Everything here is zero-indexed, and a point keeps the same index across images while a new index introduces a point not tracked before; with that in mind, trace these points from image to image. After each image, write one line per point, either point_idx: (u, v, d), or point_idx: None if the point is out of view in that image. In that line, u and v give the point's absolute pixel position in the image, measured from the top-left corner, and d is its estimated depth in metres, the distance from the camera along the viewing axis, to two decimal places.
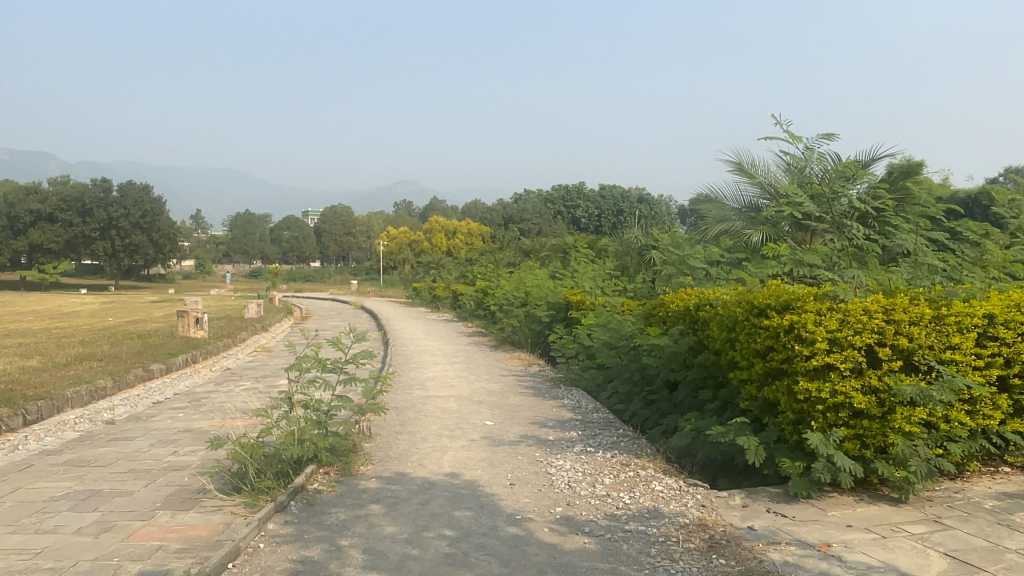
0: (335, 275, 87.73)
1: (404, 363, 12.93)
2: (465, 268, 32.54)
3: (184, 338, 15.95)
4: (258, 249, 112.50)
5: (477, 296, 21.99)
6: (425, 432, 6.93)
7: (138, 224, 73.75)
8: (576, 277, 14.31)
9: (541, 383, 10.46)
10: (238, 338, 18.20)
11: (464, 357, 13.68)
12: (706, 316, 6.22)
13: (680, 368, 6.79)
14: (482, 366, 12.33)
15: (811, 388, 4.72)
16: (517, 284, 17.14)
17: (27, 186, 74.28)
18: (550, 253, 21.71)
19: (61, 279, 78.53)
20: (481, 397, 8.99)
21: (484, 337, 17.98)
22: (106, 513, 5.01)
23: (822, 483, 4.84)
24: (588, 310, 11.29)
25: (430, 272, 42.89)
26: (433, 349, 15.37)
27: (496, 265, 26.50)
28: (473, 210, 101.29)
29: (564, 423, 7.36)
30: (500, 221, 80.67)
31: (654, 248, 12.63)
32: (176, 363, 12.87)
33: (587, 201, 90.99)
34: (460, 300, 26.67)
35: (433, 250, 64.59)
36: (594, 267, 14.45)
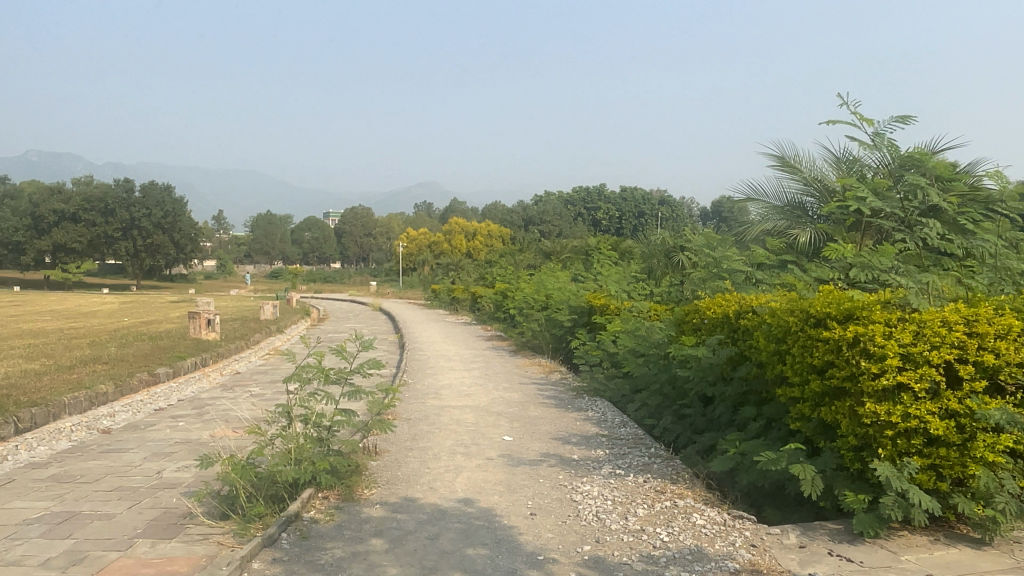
0: (355, 276, 87.70)
1: (420, 369, 12.40)
2: (484, 270, 32.05)
3: (195, 340, 15.55)
4: (278, 250, 112.95)
5: (496, 298, 21.43)
6: (438, 449, 6.35)
7: (160, 224, 74.16)
8: (600, 280, 13.72)
9: (563, 393, 9.88)
10: (251, 341, 17.79)
11: (483, 363, 13.14)
12: (750, 325, 5.61)
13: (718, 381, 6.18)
14: (501, 373, 11.75)
15: (880, 411, 4.10)
16: (537, 287, 16.56)
17: (51, 186, 74.98)
18: (572, 254, 21.11)
19: (84, 279, 79.13)
20: (499, 408, 8.42)
21: (503, 341, 17.41)
22: (80, 541, 4.49)
23: (890, 520, 4.20)
24: (613, 315, 10.70)
25: (449, 274, 42.49)
26: (450, 354, 14.82)
27: (515, 267, 25.94)
28: (493, 212, 100.93)
29: (589, 439, 6.75)
30: (520, 222, 80.17)
31: (682, 250, 12.01)
32: (184, 367, 12.44)
33: (608, 203, 90.20)
34: (479, 302, 26.15)
35: (452, 251, 64.20)
36: (619, 270, 13.84)
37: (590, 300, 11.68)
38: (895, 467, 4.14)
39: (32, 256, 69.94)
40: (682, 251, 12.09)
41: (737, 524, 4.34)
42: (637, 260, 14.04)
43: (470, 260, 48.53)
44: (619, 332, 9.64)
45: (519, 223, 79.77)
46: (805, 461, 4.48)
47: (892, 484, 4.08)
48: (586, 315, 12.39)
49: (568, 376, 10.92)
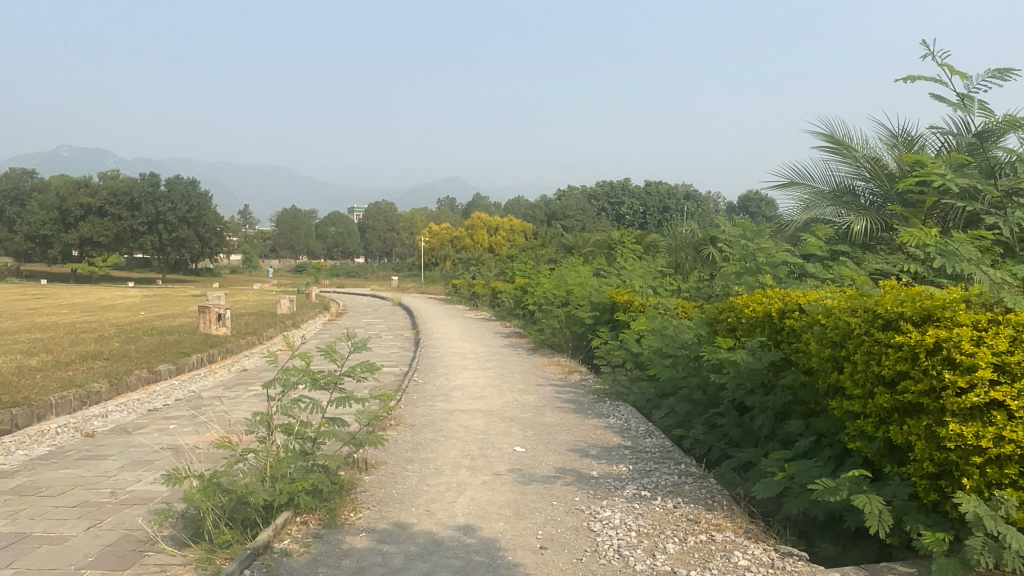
0: (378, 271, 87.62)
1: (432, 368, 11.77)
2: (505, 265, 31.42)
3: (204, 335, 15.07)
4: (302, 244, 113.28)
5: (515, 294, 20.75)
6: (441, 461, 5.68)
7: (184, 219, 74.48)
8: (623, 274, 12.97)
9: (583, 396, 9.18)
10: (263, 336, 17.29)
11: (499, 361, 12.48)
12: (798, 327, 4.87)
13: (759, 390, 5.45)
14: (517, 373, 11.06)
15: (968, 434, 3.36)
16: (558, 283, 15.84)
17: (79, 180, 75.66)
18: (594, 248, 20.36)
19: (111, 272, 79.84)
20: (513, 413, 7.74)
21: (522, 338, 16.74)
22: (19, 572, 3.89)
23: (977, 565, 3.45)
24: (637, 312, 9.96)
25: (470, 269, 41.92)
26: (466, 351, 14.17)
27: (536, 262, 25.23)
28: (516, 207, 100.25)
29: (610, 451, 6.04)
30: (543, 217, 79.43)
31: (712, 243, 11.23)
32: (188, 363, 11.94)
33: (632, 197, 89.12)
34: (498, 297, 25.51)
35: (475, 246, 63.64)
36: (644, 264, 13.09)
37: (613, 297, 10.94)
38: (985, 503, 3.39)
39: (59, 250, 70.61)
40: (712, 244, 11.32)
41: (787, 566, 3.61)
42: (662, 254, 13.27)
43: (492, 255, 47.93)
44: (644, 331, 8.91)
45: (542, 218, 79.03)
46: (870, 491, 3.73)
47: (983, 525, 3.32)
48: (609, 312, 11.66)
49: (589, 377, 10.20)
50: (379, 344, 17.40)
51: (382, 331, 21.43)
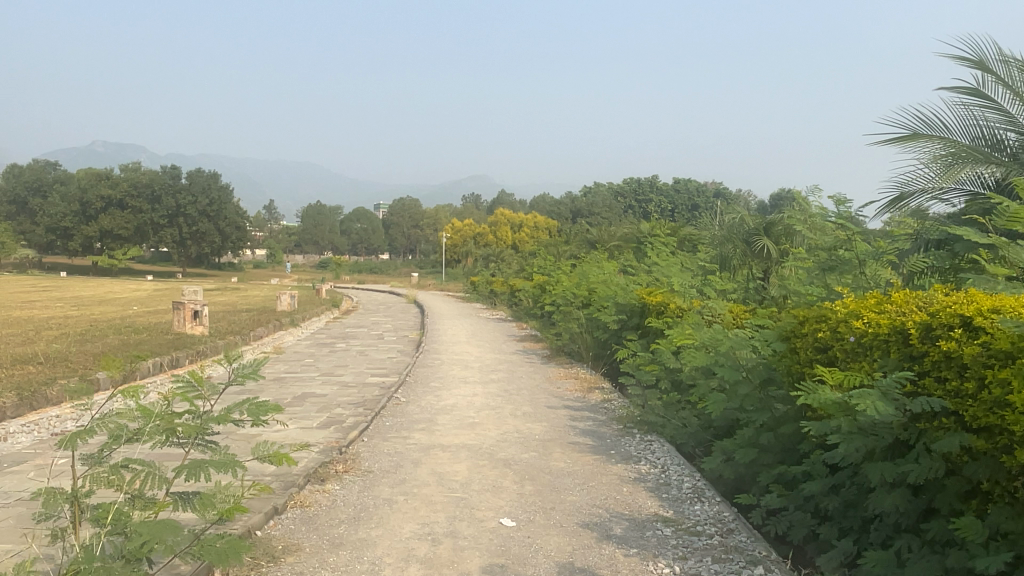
0: (400, 267, 86.34)
1: (424, 381, 9.85)
2: (525, 261, 29.52)
3: (176, 335, 13.32)
4: (325, 240, 112.49)
5: (533, 292, 18.76)
6: (384, 548, 3.73)
7: (205, 212, 73.85)
8: (655, 272, 11.00)
9: (605, 423, 7.19)
10: (250, 337, 15.54)
11: (506, 372, 10.55)
12: (976, 358, 2.92)
13: (883, 453, 3.44)
14: (526, 388, 9.09)
15: None
16: (579, 280, 13.86)
17: (100, 172, 75.23)
18: (621, 242, 18.33)
19: (132, 266, 79.47)
20: (509, 453, 5.76)
21: (538, 343, 14.76)
22: None
23: None
24: (676, 317, 8.00)
25: (490, 266, 40.11)
26: (471, 358, 12.25)
27: (557, 259, 23.24)
28: (540, 204, 98.56)
29: (642, 530, 4.04)
30: (568, 214, 77.61)
31: (766, 235, 9.22)
32: (138, 370, 10.14)
33: (660, 195, 86.78)
34: (516, 295, 23.52)
35: (498, 243, 61.91)
36: (680, 260, 11.11)
37: (646, 299, 8.94)
38: None
39: (80, 242, 70.18)
40: (767, 235, 9.25)
41: None
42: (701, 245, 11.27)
43: (513, 252, 46.09)
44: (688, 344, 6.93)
45: (567, 216, 77.17)
46: None
47: None
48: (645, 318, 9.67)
49: (616, 397, 8.21)
50: (378, 346, 15.53)
51: (385, 331, 19.59)
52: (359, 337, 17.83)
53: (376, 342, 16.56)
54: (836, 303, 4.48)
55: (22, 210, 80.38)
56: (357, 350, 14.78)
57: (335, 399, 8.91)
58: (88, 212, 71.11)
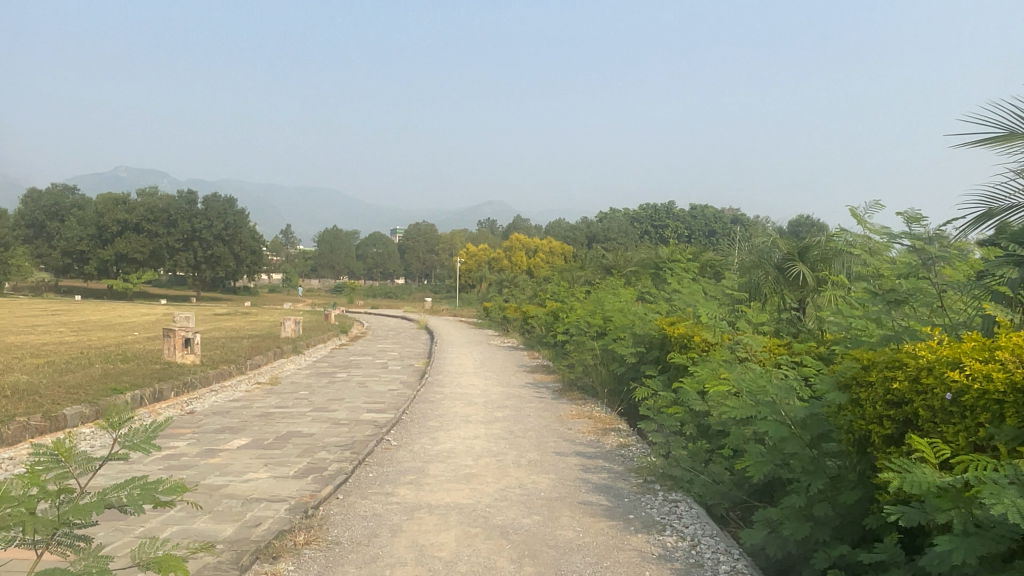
0: (413, 292, 85.76)
1: (421, 419, 8.96)
2: (539, 287, 28.64)
3: (164, 364, 12.55)
4: (340, 264, 112.45)
5: (546, 319, 17.82)
6: None
7: (220, 237, 73.87)
8: (677, 300, 10.11)
9: (621, 476, 6.26)
10: (245, 366, 14.74)
11: (513, 409, 9.63)
12: None
13: (1002, 561, 2.54)
14: (534, 429, 8.16)
15: None
16: (593, 308, 12.95)
17: (117, 196, 75.65)
18: (638, 268, 17.40)
19: (147, 290, 79.55)
20: (506, 517, 4.85)
21: (550, 374, 13.82)
22: None
23: None
24: (705, 354, 7.11)
25: (504, 291, 39.25)
26: (476, 391, 11.34)
27: (572, 285, 22.32)
28: (556, 229, 97.95)
29: None
30: (584, 239, 76.86)
31: (801, 260, 8.34)
32: (113, 404, 9.34)
33: (676, 220, 85.85)
34: (529, 322, 22.58)
35: (513, 268, 61.19)
36: (703, 287, 10.24)
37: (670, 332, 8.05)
38: None
39: (95, 265, 70.33)
40: (802, 260, 8.27)
41: None
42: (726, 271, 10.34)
43: (527, 278, 45.27)
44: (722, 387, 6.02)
45: (582, 241, 76.39)
46: None
47: None
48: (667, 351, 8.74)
49: (636, 442, 7.27)
50: (379, 376, 14.66)
51: (391, 359, 18.74)
52: (363, 365, 16.98)
53: (379, 371, 15.70)
54: (922, 348, 3.61)
55: (41, 233, 80.98)
56: (357, 381, 13.92)
57: (320, 440, 8.03)
58: (104, 236, 71.42)
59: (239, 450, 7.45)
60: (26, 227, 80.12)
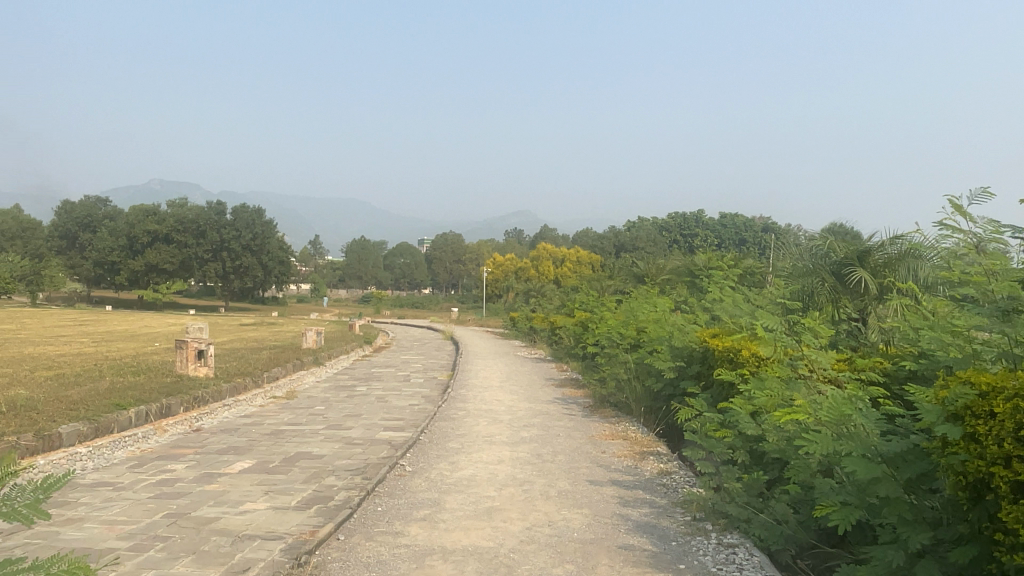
0: (441, 303, 85.57)
1: (441, 438, 8.25)
2: (567, 296, 27.87)
3: (174, 377, 12.01)
4: (367, 274, 112.68)
5: (574, 330, 17.02)
6: None
7: (249, 247, 74.27)
8: (719, 310, 9.36)
9: (664, 511, 5.47)
10: (261, 379, 14.13)
11: (541, 428, 8.89)
12: None
13: None
14: (563, 452, 7.39)
15: None
16: (626, 318, 12.17)
17: (147, 207, 76.49)
18: (671, 276, 16.55)
19: (177, 300, 80.26)
20: (533, 567, 4.10)
21: (579, 389, 13.05)
22: None
23: None
24: (761, 370, 6.39)
25: (532, 301, 38.56)
26: (501, 408, 10.58)
27: (601, 294, 21.50)
28: (583, 238, 97.23)
29: None
30: (612, 248, 75.87)
31: (860, 265, 7.59)
32: (113, 422, 8.77)
33: (706, 229, 84.46)
34: (556, 333, 21.76)
35: (540, 277, 60.52)
36: (749, 297, 9.47)
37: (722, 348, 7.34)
38: None
39: (126, 276, 71.11)
40: (862, 265, 7.63)
41: None
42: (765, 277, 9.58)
43: (555, 287, 44.59)
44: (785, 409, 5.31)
45: (610, 250, 75.38)
46: None
47: None
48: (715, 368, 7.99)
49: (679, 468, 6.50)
50: (400, 390, 13.96)
51: (413, 371, 18.09)
52: (384, 378, 16.30)
53: (400, 385, 15.00)
54: None
55: (74, 245, 82.21)
56: (376, 395, 13.22)
57: (329, 464, 7.33)
58: (135, 247, 72.23)
59: (240, 475, 6.79)
60: (60, 239, 81.39)
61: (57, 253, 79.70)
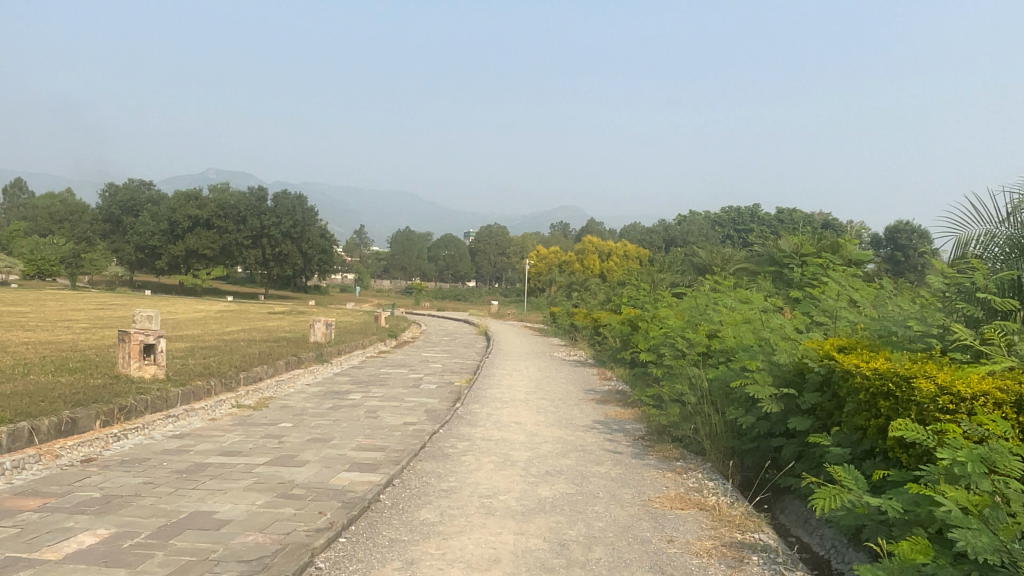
0: (484, 295, 83.27)
1: (416, 496, 5.37)
2: (614, 290, 24.83)
3: (107, 379, 9.41)
4: (411, 265, 110.92)
5: (621, 330, 13.87)
6: None
7: (288, 234, 72.80)
8: (842, 319, 6.42)
9: None
10: (233, 381, 11.42)
11: (569, 479, 5.95)
12: None
13: None
14: (603, 542, 4.42)
15: None
16: (693, 319, 9.15)
17: (188, 191, 75.50)
18: (744, 267, 13.36)
19: (217, 287, 79.54)
20: None
21: (626, 407, 10.08)
22: None
23: None
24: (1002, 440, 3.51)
25: (575, 295, 35.53)
26: (519, 438, 7.63)
27: (653, 289, 18.32)
28: (631, 233, 93.95)
29: None
30: (661, 243, 72.51)
31: None
32: None
33: (762, 224, 79.94)
34: (600, 332, 18.73)
35: (585, 271, 57.46)
36: (887, 302, 6.49)
37: (900, 391, 4.44)
38: None
39: (167, 260, 70.38)
40: None
41: None
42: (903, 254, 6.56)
43: (600, 281, 41.57)
44: None
45: (660, 245, 71.57)
46: None
47: None
48: (854, 403, 5.03)
49: None
50: (401, 400, 11.06)
51: (429, 373, 15.31)
52: (390, 382, 13.42)
53: (405, 392, 12.11)
54: None
55: (118, 228, 82.03)
56: (368, 407, 10.36)
57: (224, 543, 4.52)
58: (175, 231, 71.50)
59: (54, 568, 4.03)
60: (105, 223, 81.22)
61: (101, 237, 79.61)
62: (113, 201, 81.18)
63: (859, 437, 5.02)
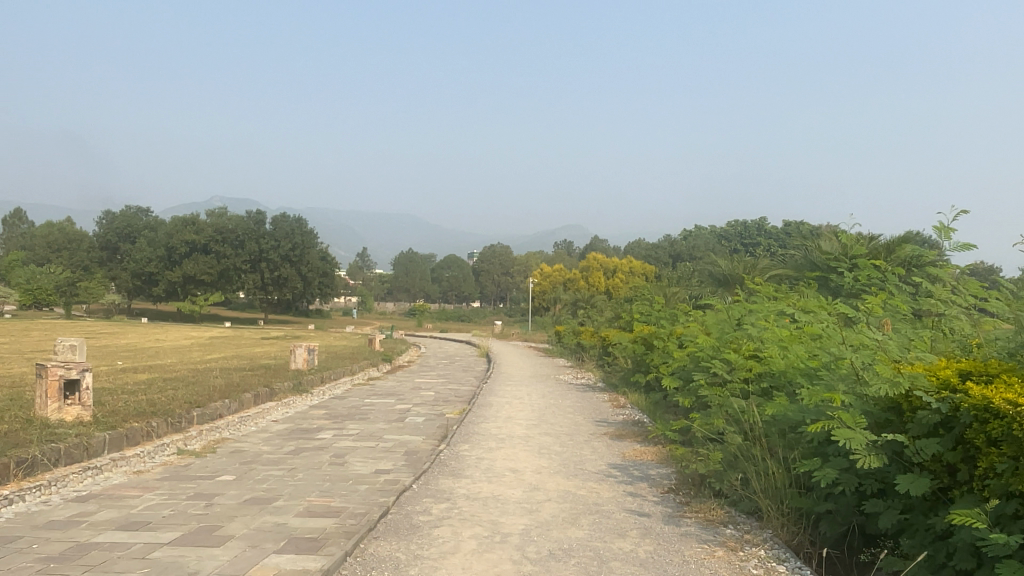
0: (487, 315, 81.59)
1: None
2: (623, 306, 23.07)
3: (12, 425, 7.71)
4: (414, 286, 109.40)
5: (635, 350, 12.12)
6: None
7: (287, 257, 71.31)
8: (950, 343, 4.77)
9: None
10: (182, 420, 9.71)
11: (580, 569, 4.18)
12: None
13: None
14: None
15: None
16: (727, 335, 7.49)
17: (185, 216, 74.19)
18: (776, 274, 11.67)
19: (216, 313, 77.97)
20: None
21: (646, 444, 8.33)
22: None
23: None
24: None
25: (582, 312, 33.81)
26: (515, 495, 5.88)
27: (668, 303, 16.61)
28: (636, 249, 92.34)
29: None
30: (667, 258, 70.96)
31: None
32: None
33: (770, 236, 78.19)
34: (610, 352, 16.97)
35: (591, 288, 55.76)
36: (1007, 320, 4.85)
37: None
38: None
39: (164, 287, 68.92)
40: None
41: None
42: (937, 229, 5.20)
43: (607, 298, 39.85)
44: None
45: (666, 260, 69.74)
46: None
47: None
48: (1010, 458, 3.37)
49: None
50: (379, 440, 9.31)
51: (419, 403, 13.55)
52: (371, 416, 11.63)
53: (386, 428, 10.37)
54: None
55: (116, 256, 80.80)
56: (337, 450, 8.62)
57: None
58: (172, 257, 70.13)
59: None
60: (102, 250, 79.89)
61: (98, 265, 78.37)
62: (110, 228, 80.01)
63: (1018, 508, 3.37)
